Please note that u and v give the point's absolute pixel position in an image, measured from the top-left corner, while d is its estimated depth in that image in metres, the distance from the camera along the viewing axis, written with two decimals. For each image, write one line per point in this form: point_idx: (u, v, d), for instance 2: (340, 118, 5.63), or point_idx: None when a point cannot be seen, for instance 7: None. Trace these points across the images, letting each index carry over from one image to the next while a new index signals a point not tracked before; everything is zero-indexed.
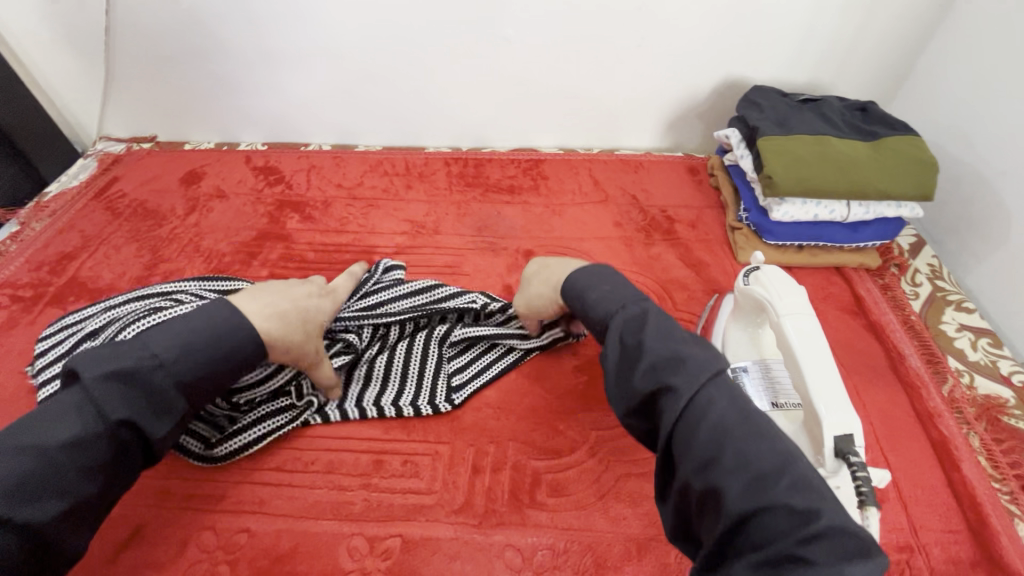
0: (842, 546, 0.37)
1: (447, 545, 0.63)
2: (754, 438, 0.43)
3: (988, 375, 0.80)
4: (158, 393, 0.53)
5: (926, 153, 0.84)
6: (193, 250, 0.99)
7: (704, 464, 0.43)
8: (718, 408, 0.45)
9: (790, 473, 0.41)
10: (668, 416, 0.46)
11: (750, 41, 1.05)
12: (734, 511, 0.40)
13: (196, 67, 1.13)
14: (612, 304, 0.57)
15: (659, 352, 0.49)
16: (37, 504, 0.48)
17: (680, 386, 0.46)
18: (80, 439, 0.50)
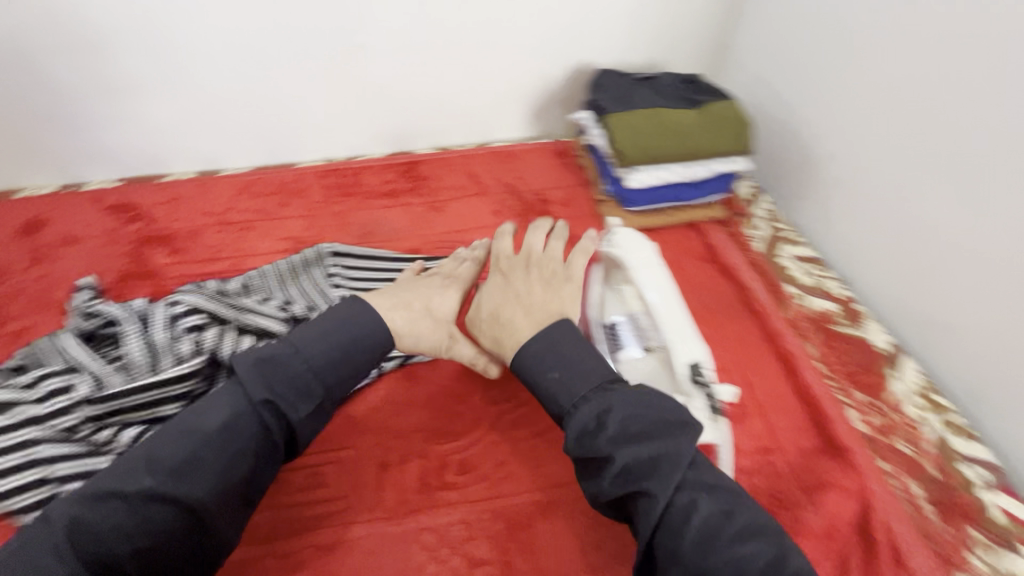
0: (750, 537, 0.53)
1: (362, 543, 0.64)
2: (731, 495, 0.56)
3: (818, 294, 0.94)
4: (261, 406, 0.58)
5: (743, 114, 0.97)
6: (43, 304, 0.90)
7: (726, 529, 0.53)
8: (651, 506, 0.54)
9: (712, 500, 0.54)
10: (647, 513, 0.54)
11: (591, 30, 1.15)
12: (697, 554, 0.52)
13: (19, 105, 1.03)
14: (576, 394, 0.61)
15: (589, 414, 0.59)
16: (188, 485, 0.53)
17: (654, 497, 0.54)
18: (231, 419, 0.57)
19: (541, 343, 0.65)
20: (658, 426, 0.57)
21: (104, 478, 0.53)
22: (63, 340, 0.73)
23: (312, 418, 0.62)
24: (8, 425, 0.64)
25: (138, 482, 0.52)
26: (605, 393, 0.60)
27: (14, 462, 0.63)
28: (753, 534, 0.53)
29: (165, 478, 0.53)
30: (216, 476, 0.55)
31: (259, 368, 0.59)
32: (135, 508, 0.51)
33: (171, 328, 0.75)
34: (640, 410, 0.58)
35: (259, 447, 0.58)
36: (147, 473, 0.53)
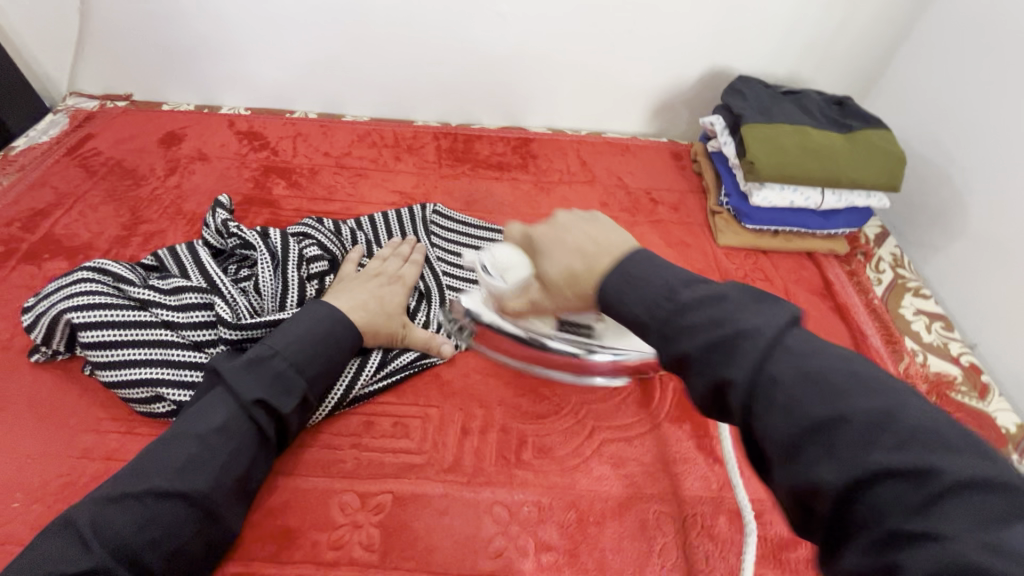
0: (945, 453, 0.31)
1: (437, 502, 0.65)
2: (941, 441, 0.31)
3: (940, 355, 0.87)
4: (252, 405, 0.60)
5: (896, 147, 0.90)
6: (174, 212, 0.96)
7: (920, 496, 0.30)
8: (830, 470, 0.32)
9: (919, 440, 0.31)
10: (786, 444, 0.35)
11: (737, 35, 1.09)
12: (860, 489, 0.31)
13: (179, 24, 1.09)
14: (653, 310, 0.44)
15: (702, 341, 0.40)
16: (193, 481, 0.55)
17: (780, 436, 0.35)
18: (229, 420, 0.59)
19: (618, 278, 0.47)
20: (839, 362, 0.37)
21: (141, 466, 0.55)
22: (198, 253, 0.76)
23: (299, 412, 0.64)
24: (144, 322, 0.67)
25: (150, 482, 0.53)
26: (745, 311, 0.40)
27: (143, 358, 0.66)
28: (974, 478, 0.30)
29: (172, 478, 0.54)
30: (216, 473, 0.56)
31: (243, 374, 0.61)
32: (147, 505, 0.52)
33: (302, 268, 0.77)
34: (814, 354, 0.37)
35: (257, 443, 0.60)
36: (159, 473, 0.54)
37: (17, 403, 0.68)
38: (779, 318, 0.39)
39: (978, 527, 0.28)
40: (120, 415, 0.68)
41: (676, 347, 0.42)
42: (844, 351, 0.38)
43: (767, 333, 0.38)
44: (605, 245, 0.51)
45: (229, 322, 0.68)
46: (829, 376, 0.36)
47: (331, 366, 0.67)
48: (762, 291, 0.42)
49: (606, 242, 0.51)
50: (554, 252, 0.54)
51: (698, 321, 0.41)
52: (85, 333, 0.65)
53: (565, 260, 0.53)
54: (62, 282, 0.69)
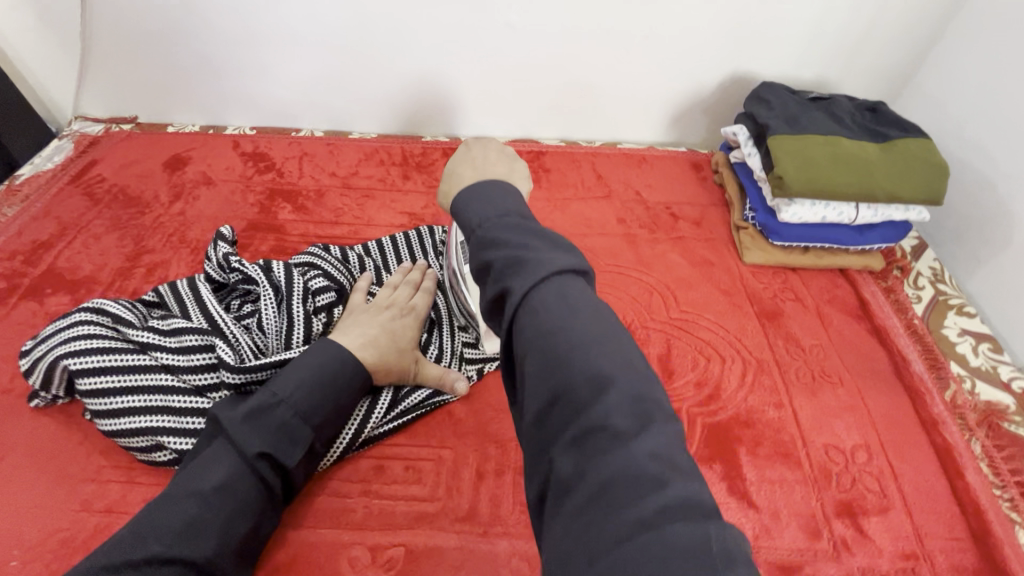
0: (646, 426, 0.34)
1: (452, 555, 0.61)
2: (646, 419, 0.34)
3: (989, 380, 0.81)
4: (255, 458, 0.57)
5: (937, 156, 0.84)
6: (178, 240, 0.93)
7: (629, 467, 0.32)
8: (569, 428, 0.35)
9: (641, 416, 0.34)
10: (538, 394, 0.36)
11: (760, 39, 1.04)
12: (585, 443, 0.34)
13: (181, 45, 1.07)
14: (486, 216, 0.46)
15: (502, 257, 0.41)
16: (194, 545, 0.51)
17: (562, 412, 0.35)
18: (231, 476, 0.56)
19: (471, 189, 0.49)
20: (612, 339, 0.38)
21: (137, 529, 0.51)
22: (200, 288, 0.73)
23: (304, 463, 0.60)
24: (143, 367, 0.65)
25: (147, 547, 0.50)
26: (552, 248, 0.42)
27: (143, 405, 0.63)
28: (691, 520, 0.30)
29: (172, 542, 0.51)
30: (219, 535, 0.53)
31: (245, 425, 0.58)
32: (145, 574, 0.49)
33: (308, 301, 0.73)
34: (588, 327, 0.38)
35: (260, 500, 0.57)
36: (157, 537, 0.51)
37: (18, 451, 0.66)
38: (563, 266, 0.40)
39: (652, 492, 0.31)
40: (122, 463, 0.66)
41: (485, 255, 0.43)
42: (631, 349, 0.38)
43: (545, 265, 0.39)
44: (485, 167, 0.56)
45: (232, 365, 0.65)
46: (618, 358, 0.37)
47: (338, 412, 0.63)
48: (569, 243, 0.43)
49: (490, 167, 0.56)
50: (455, 156, 0.60)
51: (508, 234, 0.43)
52: (83, 380, 0.62)
53: (454, 164, 0.58)
54: (60, 324, 0.67)
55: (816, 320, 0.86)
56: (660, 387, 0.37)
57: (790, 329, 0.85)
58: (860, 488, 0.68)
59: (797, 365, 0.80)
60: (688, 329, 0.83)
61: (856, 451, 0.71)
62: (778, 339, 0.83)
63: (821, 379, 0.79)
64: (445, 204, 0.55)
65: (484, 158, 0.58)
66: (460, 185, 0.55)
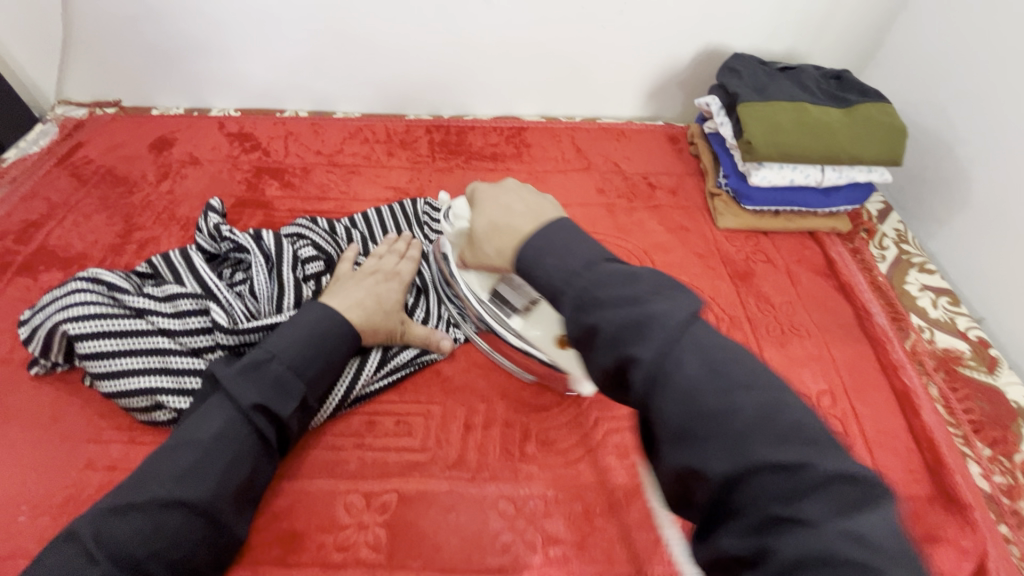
0: (845, 509, 0.32)
1: (442, 499, 0.65)
2: (811, 438, 0.35)
3: (947, 330, 0.86)
4: (250, 410, 0.60)
5: (896, 119, 0.88)
6: (167, 218, 0.95)
7: (792, 484, 0.33)
8: (718, 463, 0.36)
9: (788, 427, 0.36)
10: (685, 461, 0.37)
11: (731, 12, 1.07)
12: (764, 528, 0.33)
13: (161, 27, 1.07)
14: (572, 271, 0.47)
15: (618, 321, 0.42)
16: (195, 489, 0.55)
17: (714, 466, 0.36)
18: (228, 427, 0.59)
19: (539, 236, 0.51)
20: (727, 352, 0.41)
21: (142, 477, 0.55)
22: (191, 257, 0.75)
23: (299, 416, 0.64)
24: (140, 331, 0.67)
25: (151, 492, 0.53)
26: (658, 294, 0.43)
27: (141, 366, 0.65)
28: (870, 534, 0.31)
29: (173, 486, 0.54)
30: (217, 481, 0.56)
31: (240, 379, 0.61)
32: (150, 516, 0.52)
33: (298, 269, 0.76)
34: (718, 346, 0.40)
35: (257, 449, 0.60)
36: (160, 482, 0.54)
37: (20, 416, 0.68)
38: (683, 311, 0.41)
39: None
40: (122, 425, 0.68)
41: (588, 318, 0.44)
42: (764, 376, 0.39)
43: (670, 318, 0.41)
44: (534, 210, 0.57)
45: (226, 327, 0.68)
46: (773, 417, 0.37)
47: (329, 368, 0.66)
48: (679, 282, 0.44)
49: (536, 210, 0.58)
50: (483, 207, 0.61)
51: (606, 291, 0.45)
52: (82, 344, 0.65)
53: (490, 214, 0.60)
54: (57, 293, 0.69)
55: (786, 279, 0.90)
56: (854, 458, 0.35)
57: (762, 288, 0.89)
58: None
59: (768, 321, 0.84)
60: None
61: (822, 396, 0.76)
62: (750, 297, 0.87)
63: (790, 333, 0.83)
64: (507, 260, 0.57)
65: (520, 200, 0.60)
66: (515, 229, 0.56)
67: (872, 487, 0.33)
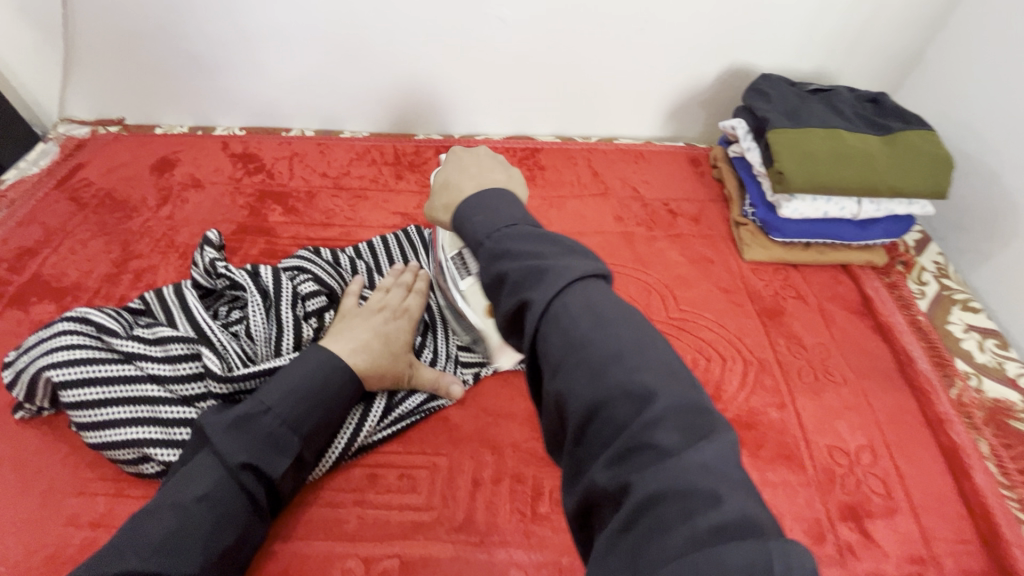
0: (697, 440, 0.31)
1: (447, 566, 0.59)
2: (703, 423, 0.32)
3: (995, 377, 0.79)
4: (239, 469, 0.55)
5: (942, 149, 0.82)
6: (166, 245, 0.91)
7: (644, 415, 0.32)
8: (581, 391, 0.35)
9: (683, 413, 0.33)
10: (580, 404, 0.35)
11: (758, 30, 1.01)
12: (624, 459, 0.32)
13: (165, 44, 1.04)
14: (493, 229, 0.45)
15: (520, 267, 0.40)
16: (174, 561, 0.50)
17: (578, 393, 0.35)
18: (215, 488, 0.54)
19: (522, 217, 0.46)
20: (618, 303, 0.39)
21: (118, 546, 0.50)
22: (186, 294, 0.71)
23: (293, 474, 0.59)
24: (128, 377, 0.63)
25: (127, 564, 0.48)
26: (568, 255, 0.41)
27: (128, 417, 0.61)
28: (714, 466, 0.31)
29: (150, 557, 0.49)
30: (201, 550, 0.51)
31: (230, 434, 0.56)
32: None
33: (297, 307, 0.71)
34: (603, 291, 0.39)
35: (246, 511, 0.55)
36: (138, 552, 0.49)
37: (3, 464, 0.65)
38: (586, 266, 0.39)
39: (702, 510, 0.29)
40: (109, 475, 0.64)
41: (497, 266, 0.42)
42: (644, 324, 0.38)
43: (564, 270, 0.39)
44: (483, 175, 0.56)
45: (218, 374, 0.63)
46: (641, 355, 0.36)
47: (327, 420, 0.62)
48: (591, 251, 0.42)
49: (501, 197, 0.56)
50: (448, 167, 0.60)
51: (521, 245, 0.42)
52: (67, 392, 0.61)
53: (448, 172, 0.59)
54: (43, 335, 0.65)
55: (818, 318, 0.84)
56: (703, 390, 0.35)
57: (792, 327, 0.83)
58: (865, 491, 0.66)
59: (799, 365, 0.78)
60: (687, 329, 0.82)
61: (860, 452, 0.70)
62: (780, 338, 0.81)
63: (824, 379, 0.77)
64: (450, 217, 0.55)
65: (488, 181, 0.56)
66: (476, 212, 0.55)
67: (718, 415, 0.33)
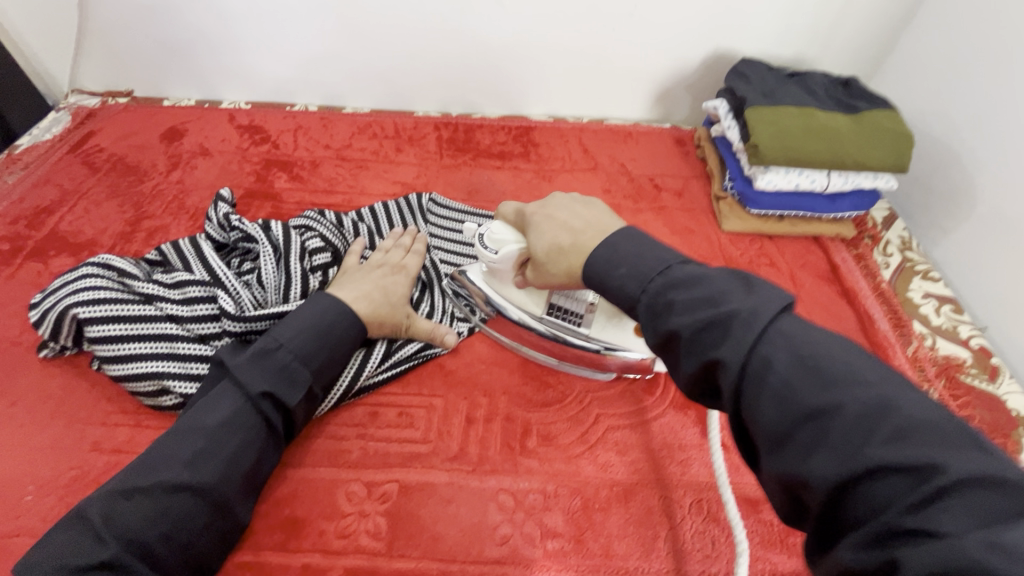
0: (1002, 522, 0.28)
1: (442, 490, 0.65)
2: (941, 438, 0.32)
3: (949, 338, 0.86)
4: (257, 397, 0.60)
5: (903, 127, 0.88)
6: (177, 207, 0.96)
7: (923, 490, 0.30)
8: (827, 467, 0.34)
9: (941, 456, 0.31)
10: (771, 433, 0.37)
11: (740, 17, 1.08)
12: (889, 539, 0.30)
13: (175, 18, 1.08)
14: (646, 282, 0.48)
15: (693, 322, 0.42)
16: (203, 474, 0.55)
17: (819, 471, 0.34)
18: (235, 413, 0.59)
19: (604, 248, 0.53)
20: (833, 351, 0.38)
21: (150, 461, 0.56)
22: (201, 247, 0.76)
23: (305, 405, 0.64)
24: (148, 316, 0.68)
25: (160, 475, 0.54)
26: (745, 295, 0.42)
27: (149, 351, 0.66)
28: (1022, 551, 0.26)
29: (181, 470, 0.55)
30: (224, 466, 0.57)
31: (249, 366, 0.62)
32: (158, 499, 0.53)
33: (305, 259, 0.77)
34: (805, 337, 0.39)
35: (264, 435, 0.61)
36: (168, 465, 0.55)
37: (29, 397, 0.69)
38: (772, 304, 0.41)
39: None
40: (128, 409, 0.69)
41: (667, 322, 0.44)
42: (891, 377, 0.36)
43: (748, 316, 0.40)
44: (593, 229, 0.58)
45: (232, 315, 0.69)
46: (889, 415, 0.33)
47: (335, 358, 0.67)
48: (759, 279, 0.44)
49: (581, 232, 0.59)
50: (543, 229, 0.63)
51: (691, 292, 0.44)
52: (92, 327, 0.66)
53: (551, 236, 0.61)
54: (68, 278, 0.70)
55: (789, 283, 0.91)
56: (1000, 459, 0.31)
57: None
58: None
59: None
60: None
61: None
62: None
63: None
64: (575, 276, 0.58)
65: (571, 220, 0.61)
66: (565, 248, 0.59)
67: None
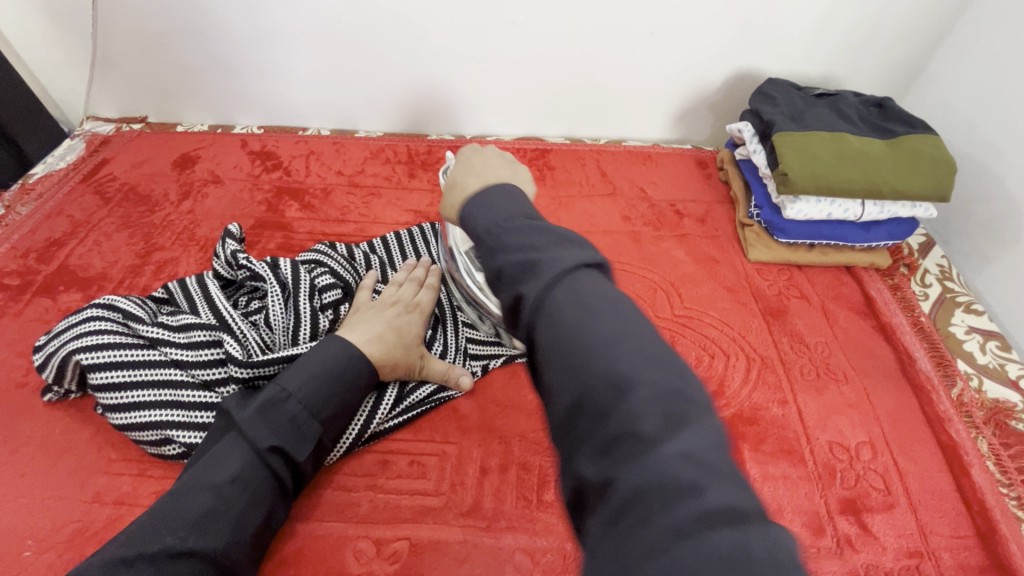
0: (678, 429, 0.31)
1: (455, 548, 0.61)
2: (675, 391, 0.34)
3: (996, 378, 0.80)
4: (266, 451, 0.58)
5: (944, 152, 0.83)
6: (187, 238, 0.95)
7: (607, 430, 0.33)
8: (566, 407, 0.35)
9: (628, 367, 0.35)
10: (568, 390, 0.36)
11: (764, 36, 1.03)
12: (606, 463, 0.32)
13: (187, 46, 1.08)
14: (492, 221, 0.46)
15: (513, 260, 0.42)
16: (209, 538, 0.52)
17: (595, 440, 0.34)
18: (244, 469, 0.56)
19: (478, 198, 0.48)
20: (611, 300, 0.39)
21: (150, 525, 0.52)
22: (207, 286, 0.74)
23: (314, 457, 0.62)
24: (152, 361, 0.66)
25: (162, 540, 0.50)
26: (560, 244, 0.42)
27: (153, 399, 0.64)
28: (703, 459, 0.31)
29: (186, 535, 0.51)
30: (232, 528, 0.54)
31: (258, 419, 0.59)
32: (159, 566, 0.49)
33: (315, 299, 0.74)
34: (597, 293, 0.39)
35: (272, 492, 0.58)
36: (172, 528, 0.51)
37: (32, 443, 0.68)
38: (566, 254, 0.40)
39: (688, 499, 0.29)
40: (133, 456, 0.67)
41: (495, 260, 0.43)
42: (628, 319, 0.38)
43: (561, 264, 0.39)
44: (488, 170, 0.56)
45: (239, 360, 0.66)
46: (634, 369, 0.35)
47: (345, 407, 0.64)
48: (581, 237, 0.43)
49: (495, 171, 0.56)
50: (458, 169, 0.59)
51: (514, 237, 0.44)
52: (95, 374, 0.64)
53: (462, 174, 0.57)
54: (72, 320, 0.68)
55: (821, 318, 0.86)
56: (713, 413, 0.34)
57: (796, 327, 0.84)
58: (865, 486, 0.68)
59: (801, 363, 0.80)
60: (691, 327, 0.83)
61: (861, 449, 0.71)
62: (783, 337, 0.83)
63: (826, 377, 0.78)
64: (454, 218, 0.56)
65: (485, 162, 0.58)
66: (466, 185, 0.55)
67: (688, 411, 0.33)
